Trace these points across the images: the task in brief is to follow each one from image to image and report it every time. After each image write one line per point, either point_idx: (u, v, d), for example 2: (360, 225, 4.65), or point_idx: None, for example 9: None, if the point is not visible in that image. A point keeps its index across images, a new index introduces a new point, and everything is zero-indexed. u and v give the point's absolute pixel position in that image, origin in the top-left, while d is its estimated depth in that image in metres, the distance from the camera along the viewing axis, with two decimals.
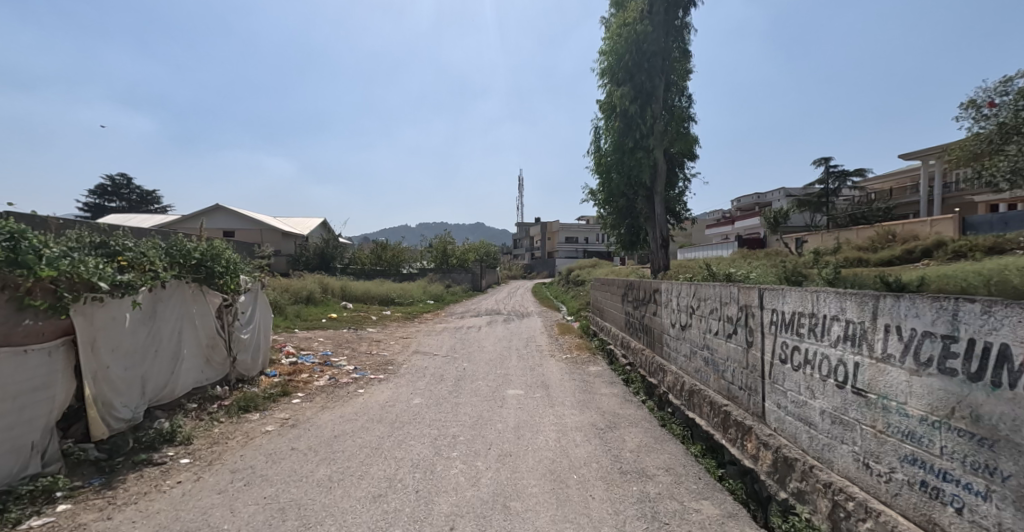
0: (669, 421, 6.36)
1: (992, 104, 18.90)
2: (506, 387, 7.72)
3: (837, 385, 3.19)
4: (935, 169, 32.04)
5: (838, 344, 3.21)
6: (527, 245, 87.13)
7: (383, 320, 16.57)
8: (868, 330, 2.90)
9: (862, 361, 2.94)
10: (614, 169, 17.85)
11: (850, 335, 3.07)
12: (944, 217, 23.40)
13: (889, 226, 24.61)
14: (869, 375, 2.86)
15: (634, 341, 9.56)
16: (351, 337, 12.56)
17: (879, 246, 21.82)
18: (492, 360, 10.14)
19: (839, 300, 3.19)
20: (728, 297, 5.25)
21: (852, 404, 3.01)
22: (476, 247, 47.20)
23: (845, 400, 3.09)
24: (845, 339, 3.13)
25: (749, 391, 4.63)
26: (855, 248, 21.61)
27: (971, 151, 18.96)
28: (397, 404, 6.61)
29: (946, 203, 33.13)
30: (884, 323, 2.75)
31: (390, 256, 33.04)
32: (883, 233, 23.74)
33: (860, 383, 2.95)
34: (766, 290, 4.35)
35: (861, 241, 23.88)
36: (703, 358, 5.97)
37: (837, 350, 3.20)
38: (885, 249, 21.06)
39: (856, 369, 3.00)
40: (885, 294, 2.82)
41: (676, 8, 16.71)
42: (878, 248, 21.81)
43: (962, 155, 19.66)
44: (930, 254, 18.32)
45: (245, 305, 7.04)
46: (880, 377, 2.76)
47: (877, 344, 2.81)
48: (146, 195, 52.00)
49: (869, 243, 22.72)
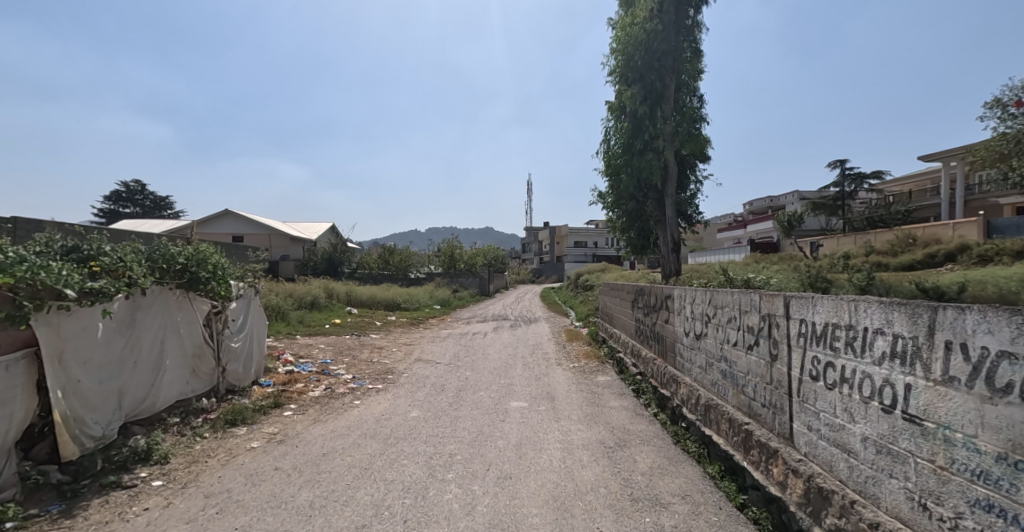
0: (684, 437, 5.96)
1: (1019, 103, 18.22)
2: (509, 399, 7.32)
3: (884, 409, 2.75)
4: (957, 170, 31.20)
5: (883, 362, 2.79)
6: (536, 249, 86.63)
7: (387, 325, 16.31)
8: (922, 348, 2.47)
9: (915, 383, 2.52)
10: (624, 171, 17.42)
11: (899, 352, 2.65)
12: (967, 220, 22.61)
13: (909, 230, 23.90)
14: (926, 399, 2.43)
15: (645, 350, 9.13)
16: (353, 343, 12.28)
17: (900, 251, 21.10)
18: (496, 369, 9.76)
19: (884, 310, 2.78)
20: (748, 305, 4.82)
21: (902, 432, 2.59)
22: (484, 252, 47.04)
23: (894, 427, 2.66)
24: (892, 357, 2.71)
25: (775, 409, 4.18)
26: (875, 252, 20.92)
27: (997, 152, 18.24)
28: (393, 418, 6.24)
29: (969, 205, 32.10)
30: (943, 339, 2.33)
31: (397, 261, 33.13)
32: (904, 237, 23.01)
33: (913, 408, 2.52)
34: (792, 298, 3.94)
35: (881, 245, 23.26)
36: (721, 371, 5.54)
37: (882, 369, 2.79)
38: (906, 253, 20.39)
39: (908, 390, 2.56)
40: (942, 304, 2.40)
41: (687, 7, 16.30)
42: (899, 252, 21.08)
43: (987, 156, 19.00)
44: (955, 259, 17.63)
45: (236, 312, 6.74)
46: (941, 403, 2.33)
47: (934, 364, 2.39)
48: (160, 202, 52.52)
49: (889, 247, 22.00)
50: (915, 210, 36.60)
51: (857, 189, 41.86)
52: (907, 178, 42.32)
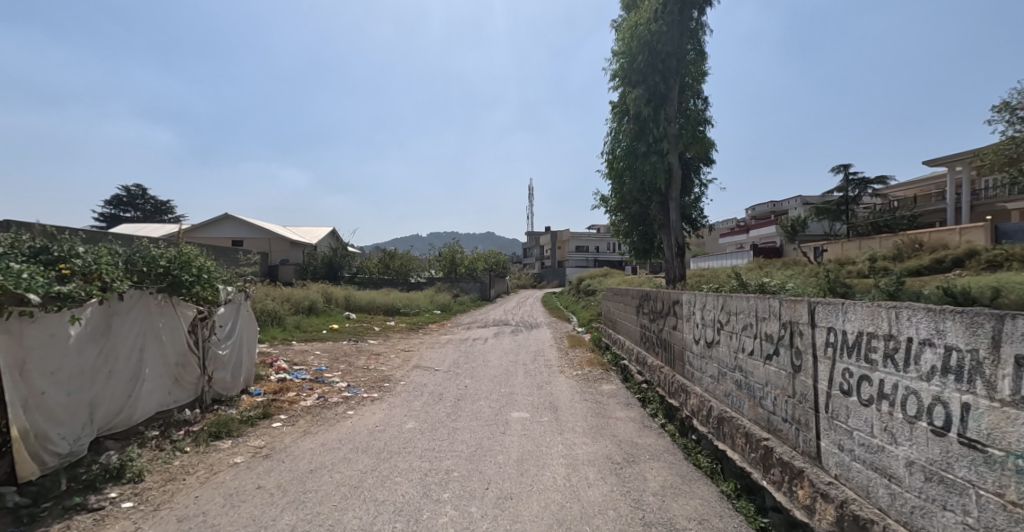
0: (694, 450, 5.64)
1: None
2: (510, 409, 6.99)
3: (935, 430, 2.43)
4: (962, 175, 30.90)
5: (932, 377, 2.47)
6: (537, 254, 86.43)
7: (386, 331, 15.99)
8: (984, 362, 2.15)
9: (975, 402, 2.20)
10: (627, 174, 17.16)
11: (953, 366, 2.33)
12: (975, 226, 22.28)
13: (916, 235, 23.56)
14: (989, 423, 2.11)
15: (651, 357, 8.83)
16: (350, 350, 11.95)
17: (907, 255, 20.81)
18: (497, 377, 9.41)
19: (934, 319, 2.46)
20: (767, 311, 4.52)
21: (959, 458, 2.27)
22: (486, 256, 46.82)
23: (947, 451, 2.34)
24: (944, 371, 2.39)
25: (799, 425, 3.86)
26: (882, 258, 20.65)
27: (1005, 156, 17.97)
28: (388, 430, 5.91)
29: (976, 210, 31.78)
30: (1011, 353, 2.01)
31: (398, 265, 32.83)
32: (910, 241, 22.72)
33: (972, 432, 2.19)
34: (818, 304, 3.63)
35: (886, 250, 22.94)
36: (735, 382, 5.23)
37: (931, 385, 2.47)
38: (913, 258, 20.09)
39: (967, 411, 2.24)
40: (1009, 313, 2.08)
41: (691, 8, 16.05)
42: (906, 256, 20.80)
43: (995, 160, 18.66)
44: (963, 264, 17.34)
45: (224, 317, 6.42)
46: (1010, 428, 2.01)
47: (1001, 382, 2.06)
48: (161, 206, 52.26)
49: (896, 253, 21.68)
50: (921, 214, 36.21)
51: (861, 194, 41.56)
52: (912, 183, 41.98)
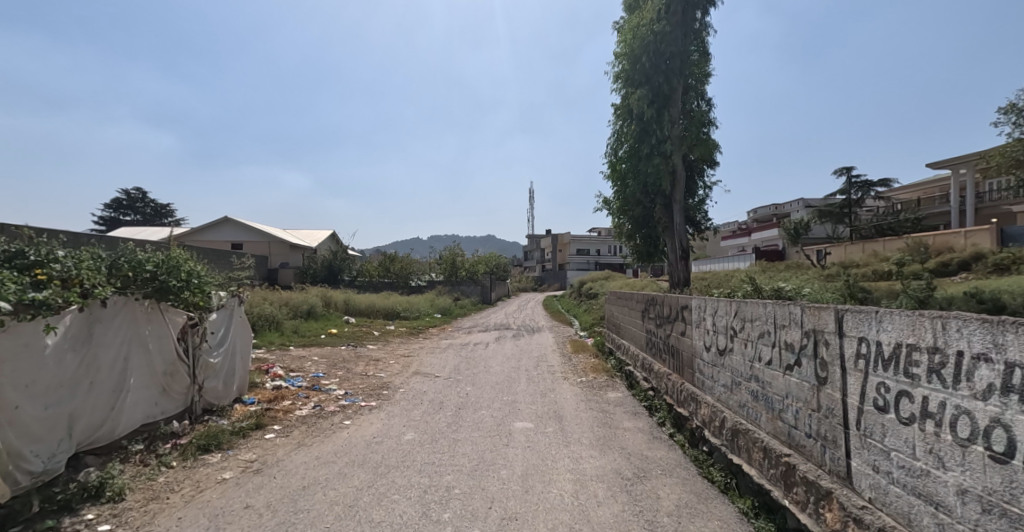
0: (706, 463, 5.38)
1: None
2: (513, 419, 6.72)
3: (993, 457, 2.18)
4: (966, 178, 30.67)
5: (988, 396, 2.23)
6: (538, 257, 86.18)
7: (385, 335, 15.72)
8: None
9: None
10: (631, 176, 16.93)
11: (1015, 384, 2.08)
12: (980, 229, 22.01)
13: (921, 238, 23.29)
14: None
15: (657, 364, 8.57)
16: (348, 355, 11.67)
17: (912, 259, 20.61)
18: (498, 384, 9.13)
19: (989, 332, 2.22)
20: (786, 318, 4.27)
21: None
22: (487, 260, 46.62)
23: (1008, 481, 2.09)
24: (1005, 391, 2.14)
25: (826, 442, 3.62)
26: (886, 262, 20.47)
27: (1012, 158, 17.73)
28: (385, 442, 5.64)
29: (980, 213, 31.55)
30: None
31: (398, 268, 32.59)
32: (915, 244, 22.53)
33: None
34: (846, 313, 3.39)
35: (890, 254, 22.69)
36: (751, 393, 4.98)
37: (988, 405, 2.22)
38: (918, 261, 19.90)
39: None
40: None
41: (695, 9, 15.85)
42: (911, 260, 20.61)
43: (1000, 162, 18.43)
44: (969, 267, 17.14)
45: (216, 324, 6.16)
46: None
47: None
48: (161, 210, 52.16)
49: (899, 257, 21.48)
50: (925, 217, 35.92)
51: (863, 197, 41.38)
52: (916, 185, 41.73)
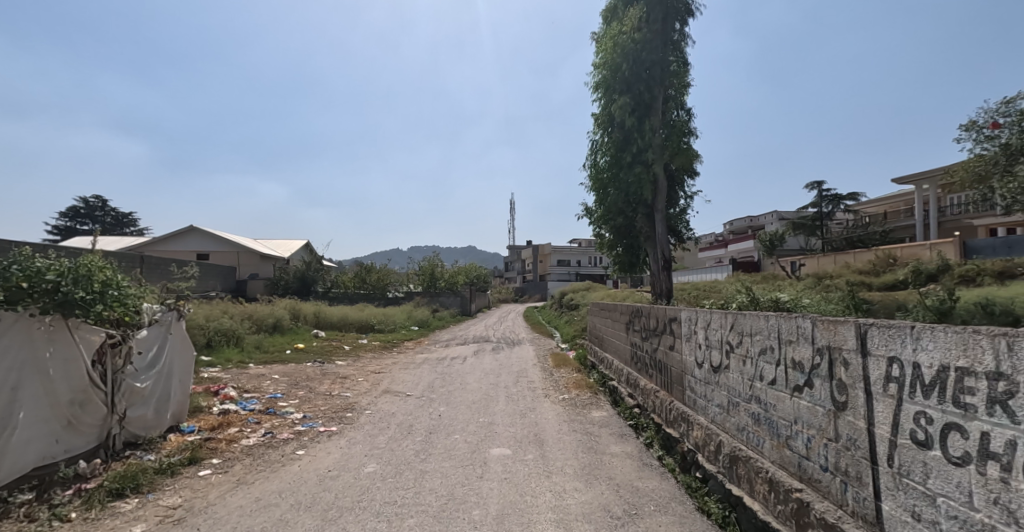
0: (701, 492, 4.86)
1: (996, 124, 16.75)
2: (489, 445, 6.06)
3: None
4: (929, 193, 31.43)
5: None
6: (520, 268, 85.79)
7: (356, 350, 14.87)
8: None
9: None
10: (612, 185, 16.62)
11: None
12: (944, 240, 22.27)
13: (889, 250, 23.52)
14: None
15: (643, 379, 8.04)
16: (314, 372, 10.86)
17: (883, 270, 20.93)
18: (475, 403, 8.46)
19: None
20: (793, 333, 3.79)
21: None
22: (466, 271, 46.04)
23: None
24: None
25: (848, 480, 3.16)
26: (857, 273, 20.70)
27: (975, 174, 16.83)
28: (342, 476, 4.92)
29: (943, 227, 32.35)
30: None
31: (375, 279, 31.28)
32: (885, 256, 22.87)
33: None
34: (872, 328, 2.93)
35: (861, 265, 22.88)
36: (751, 415, 4.48)
37: None
38: (888, 272, 20.17)
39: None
40: None
41: (674, 20, 15.75)
42: (881, 271, 20.94)
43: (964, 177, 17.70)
44: (936, 278, 17.31)
45: (146, 342, 5.39)
46: None
47: None
48: (122, 218, 50.09)
49: (869, 268, 21.64)
50: (892, 230, 36.70)
51: (834, 210, 42.16)
52: (883, 199, 42.62)
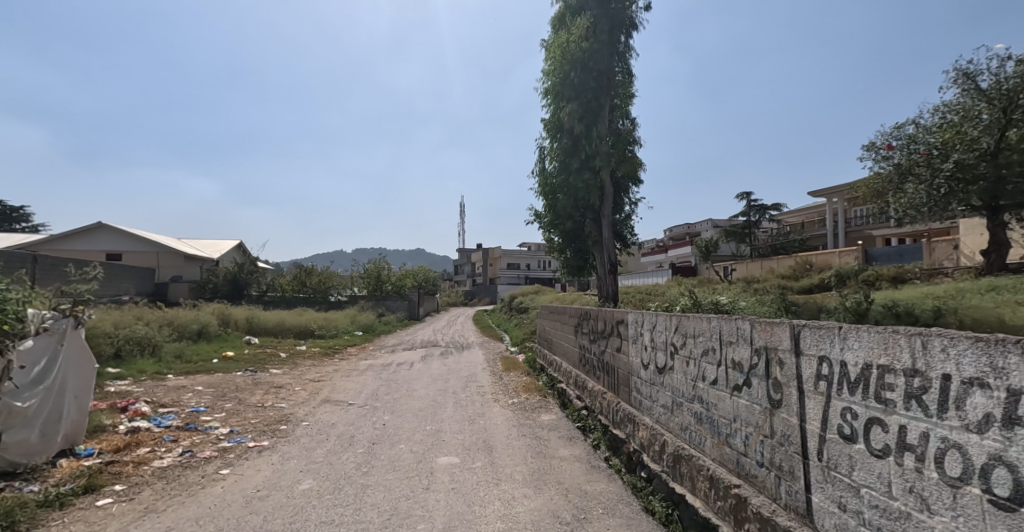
0: (646, 491, 4.95)
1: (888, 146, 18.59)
2: (436, 454, 5.88)
3: (992, 501, 1.87)
4: (838, 205, 34.49)
5: (982, 429, 1.91)
6: (469, 271, 85.44)
7: (293, 357, 14.12)
8: None
9: None
10: (561, 190, 16.86)
11: (1018, 418, 1.77)
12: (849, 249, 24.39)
13: (805, 256, 25.43)
14: None
15: (591, 381, 8.14)
16: (244, 383, 10.17)
17: (800, 275, 22.66)
18: (422, 411, 8.24)
19: (983, 354, 1.90)
20: (733, 334, 3.93)
21: None
22: (414, 273, 45.25)
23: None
24: (1000, 423, 1.84)
25: (782, 476, 3.29)
26: (779, 278, 22.26)
27: (874, 189, 19.07)
28: (273, 496, 4.60)
29: (850, 237, 35.65)
30: None
31: (315, 282, 30.07)
32: (801, 262, 24.82)
33: None
34: (804, 329, 3.07)
35: (782, 270, 24.68)
36: (694, 415, 4.61)
37: (985, 437, 1.90)
38: (805, 277, 21.86)
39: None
40: None
41: (619, 31, 16.24)
42: (799, 276, 22.68)
43: (866, 192, 19.83)
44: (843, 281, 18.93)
45: (31, 355, 4.79)
46: None
47: None
48: (11, 213, 44.86)
49: (789, 273, 23.40)
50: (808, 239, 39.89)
51: (759, 219, 45.23)
52: (801, 210, 46.33)
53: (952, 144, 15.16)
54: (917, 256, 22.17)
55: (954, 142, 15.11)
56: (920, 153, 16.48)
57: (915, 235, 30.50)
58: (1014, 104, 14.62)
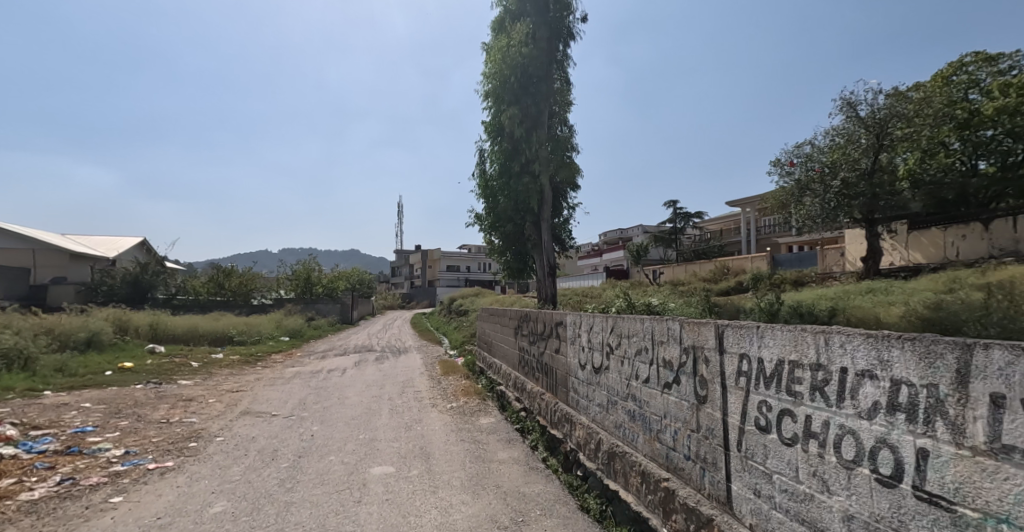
0: (581, 489, 5.05)
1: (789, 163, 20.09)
2: (369, 464, 5.66)
3: (881, 480, 2.08)
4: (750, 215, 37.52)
5: (874, 415, 2.11)
6: (407, 273, 83.61)
7: (207, 367, 13.05)
8: (941, 400, 1.80)
9: (931, 449, 1.85)
10: (502, 193, 16.92)
11: (901, 404, 1.97)
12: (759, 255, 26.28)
13: (722, 261, 27.29)
14: (955, 474, 1.75)
15: (530, 383, 8.21)
16: (147, 397, 9.24)
17: (719, 278, 24.34)
18: (354, 419, 7.91)
19: (874, 348, 2.10)
20: (664, 334, 4.10)
21: (911, 515, 1.92)
22: (348, 275, 43.53)
23: (897, 506, 1.99)
24: (887, 409, 2.04)
25: (706, 467, 3.47)
26: (701, 281, 23.77)
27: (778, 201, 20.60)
28: (180, 522, 4.19)
29: (761, 244, 38.87)
30: (978, 390, 1.67)
31: (235, 284, 27.92)
32: (719, 266, 26.66)
33: (928, 483, 1.85)
34: (727, 328, 3.26)
35: (703, 274, 26.40)
36: (628, 413, 4.76)
37: (875, 423, 2.10)
38: (724, 280, 23.50)
39: (924, 458, 1.88)
40: (957, 340, 1.76)
41: (558, 40, 16.59)
42: (718, 279, 24.33)
43: (772, 203, 21.48)
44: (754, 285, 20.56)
45: None
46: (982, 484, 1.66)
47: (963, 425, 1.72)
48: None
49: (709, 276, 25.02)
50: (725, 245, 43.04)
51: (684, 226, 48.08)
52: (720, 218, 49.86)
53: (839, 164, 17.52)
54: (812, 262, 24.50)
55: (840, 162, 17.50)
56: (815, 170, 18.31)
57: (812, 243, 33.94)
58: (884, 131, 16.97)
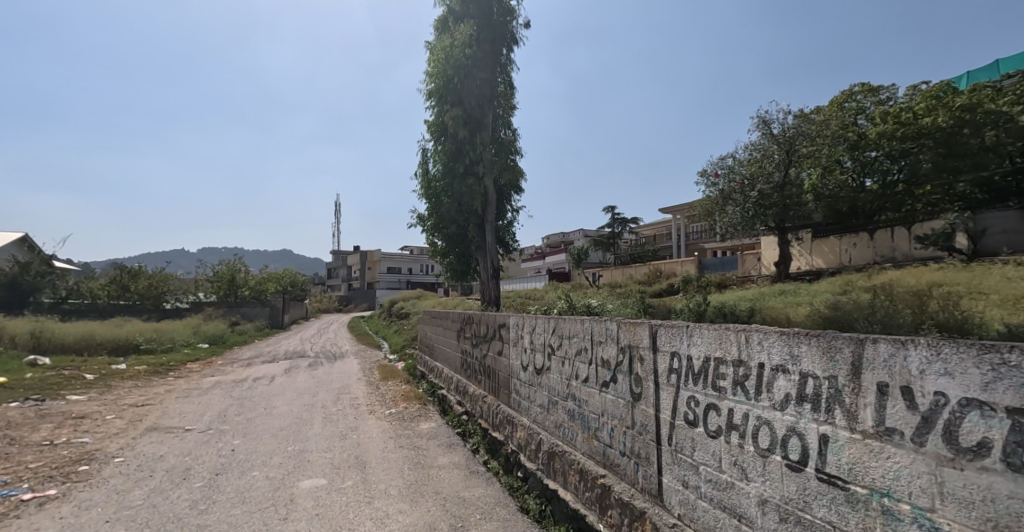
0: (522, 490, 5.18)
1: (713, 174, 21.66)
2: (298, 478, 5.45)
3: (790, 465, 2.35)
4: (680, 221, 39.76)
5: (786, 406, 2.38)
6: (344, 275, 80.66)
7: (108, 380, 11.90)
8: (842, 390, 2.08)
9: (833, 434, 2.12)
10: (444, 194, 16.83)
11: (810, 395, 2.24)
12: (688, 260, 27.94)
13: (655, 265, 28.72)
14: (851, 456, 2.03)
15: (472, 386, 8.26)
16: (26, 417, 8.27)
17: (652, 281, 25.62)
18: (284, 430, 7.57)
19: (786, 345, 2.37)
20: (603, 335, 4.31)
21: (816, 495, 2.19)
22: (278, 277, 41.30)
23: (805, 487, 2.26)
24: (797, 400, 2.31)
25: (640, 461, 3.70)
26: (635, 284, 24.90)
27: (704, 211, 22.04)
28: None
29: (690, 248, 41.29)
30: (872, 381, 1.94)
31: (142, 286, 25.65)
32: (653, 270, 28.04)
33: (831, 466, 2.12)
34: (661, 328, 3.50)
35: (638, 277, 27.64)
36: (567, 412, 4.95)
37: (786, 414, 2.37)
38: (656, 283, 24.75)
39: (824, 443, 2.16)
40: (854, 337, 2.04)
41: (501, 44, 16.77)
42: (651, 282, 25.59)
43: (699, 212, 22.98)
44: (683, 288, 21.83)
45: None
46: (874, 463, 1.93)
47: (859, 411, 2.00)
48: None
49: (643, 280, 26.26)
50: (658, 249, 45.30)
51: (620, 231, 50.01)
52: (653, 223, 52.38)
53: (756, 177, 19.23)
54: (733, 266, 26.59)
55: (757, 175, 19.20)
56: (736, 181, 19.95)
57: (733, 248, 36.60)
58: (793, 148, 18.76)
